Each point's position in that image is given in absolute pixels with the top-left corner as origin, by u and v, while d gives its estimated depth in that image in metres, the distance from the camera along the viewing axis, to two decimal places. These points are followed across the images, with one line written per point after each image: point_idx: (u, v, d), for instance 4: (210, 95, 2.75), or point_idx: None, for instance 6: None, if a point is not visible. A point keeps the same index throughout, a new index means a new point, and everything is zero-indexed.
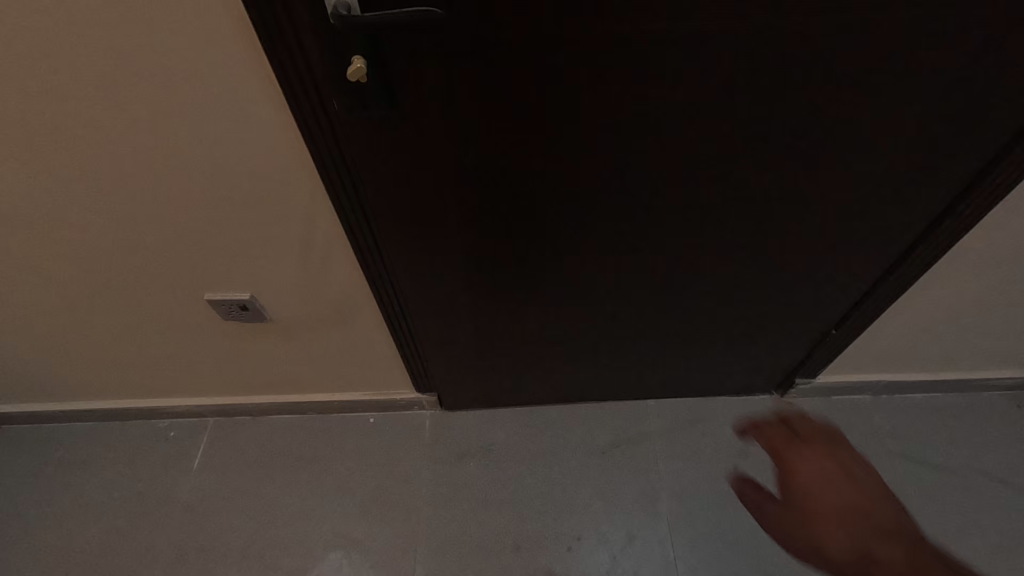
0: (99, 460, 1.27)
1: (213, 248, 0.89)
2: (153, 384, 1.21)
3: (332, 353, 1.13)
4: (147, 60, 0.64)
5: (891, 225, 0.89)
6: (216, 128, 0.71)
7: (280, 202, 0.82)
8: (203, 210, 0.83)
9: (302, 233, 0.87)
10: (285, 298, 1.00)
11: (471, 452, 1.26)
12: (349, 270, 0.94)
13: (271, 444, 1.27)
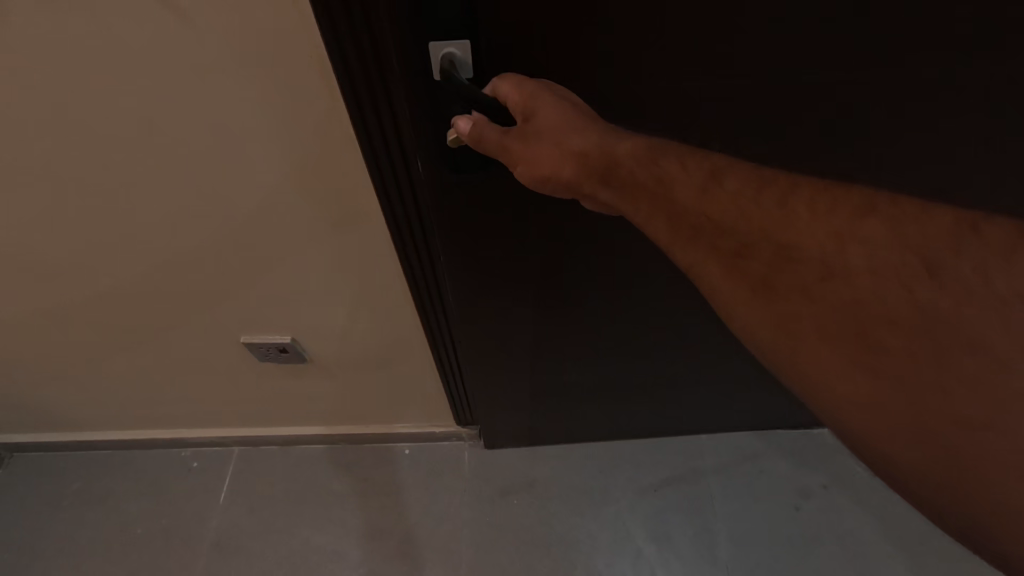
0: (119, 493, 1.19)
1: (253, 284, 0.81)
2: (177, 416, 1.13)
3: (371, 389, 1.06)
4: (196, 94, 0.56)
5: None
6: (271, 162, 0.63)
7: (332, 240, 0.74)
8: (244, 248, 0.75)
9: (353, 271, 0.80)
10: (327, 336, 0.92)
11: (514, 489, 1.18)
12: (399, 306, 0.87)
13: (301, 478, 1.20)
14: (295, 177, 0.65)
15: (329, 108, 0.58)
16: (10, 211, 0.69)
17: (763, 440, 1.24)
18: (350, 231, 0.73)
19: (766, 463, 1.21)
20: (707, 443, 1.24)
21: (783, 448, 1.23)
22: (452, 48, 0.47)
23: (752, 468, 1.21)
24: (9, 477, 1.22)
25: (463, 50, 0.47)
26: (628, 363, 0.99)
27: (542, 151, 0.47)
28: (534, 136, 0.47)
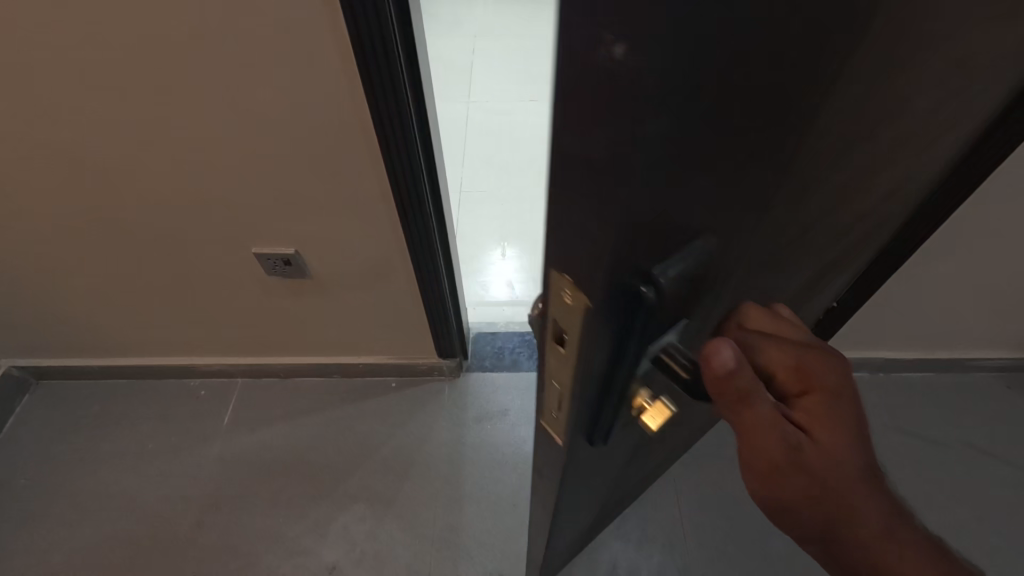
0: (134, 415, 1.33)
1: (267, 203, 0.97)
2: (191, 341, 1.29)
3: (363, 314, 1.21)
4: (231, 26, 0.72)
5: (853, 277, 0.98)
6: (288, 82, 0.79)
7: (332, 162, 0.90)
8: (259, 169, 0.91)
9: (350, 194, 0.95)
10: (326, 257, 1.08)
11: (489, 416, 1.32)
12: (388, 230, 1.02)
13: (298, 403, 1.34)
14: (308, 98, 0.81)
15: (335, 36, 0.73)
16: (73, 126, 0.84)
17: None
18: (349, 152, 0.88)
19: None
20: None
21: None
22: (667, 341, 0.39)
23: None
24: (36, 399, 1.36)
25: (674, 334, 0.40)
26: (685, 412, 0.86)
27: (802, 486, 0.39)
28: (790, 469, 0.39)
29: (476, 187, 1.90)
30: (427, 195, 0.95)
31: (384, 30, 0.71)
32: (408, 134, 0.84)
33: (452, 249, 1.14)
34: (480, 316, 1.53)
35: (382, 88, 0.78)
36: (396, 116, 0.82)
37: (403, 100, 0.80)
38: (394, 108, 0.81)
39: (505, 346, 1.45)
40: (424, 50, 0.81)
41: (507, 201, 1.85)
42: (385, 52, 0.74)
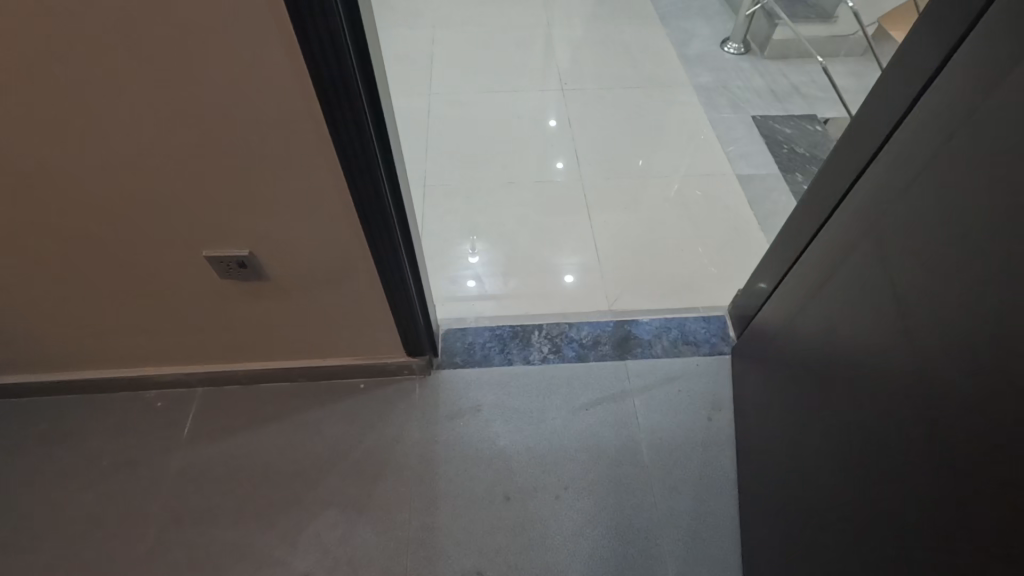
0: (87, 432, 1.26)
1: (220, 204, 0.92)
2: (145, 352, 1.23)
3: (327, 316, 1.18)
4: (165, 24, 0.67)
5: (820, 254, 1.00)
6: (234, 79, 0.74)
7: (286, 163, 0.86)
8: (209, 172, 0.86)
9: (306, 194, 0.92)
10: (283, 258, 1.04)
11: (461, 413, 1.31)
12: (347, 229, 0.99)
13: (261, 410, 1.30)
14: (254, 91, 0.75)
15: (277, 24, 0.68)
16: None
17: (681, 361, 1.40)
18: (302, 146, 0.84)
19: (683, 383, 1.36)
20: (634, 369, 1.38)
21: (698, 370, 1.38)
22: None
23: (672, 386, 1.35)
24: None
25: None
26: (789, 385, 1.04)
27: None
28: None
29: (441, 182, 1.86)
30: (386, 191, 0.92)
31: (328, 16, 0.67)
32: (362, 126, 0.81)
33: (415, 246, 1.12)
34: (449, 312, 1.51)
35: (333, 79, 0.74)
36: (350, 109, 0.78)
37: (355, 90, 0.76)
38: (347, 100, 0.77)
39: (475, 341, 1.43)
40: (372, 36, 0.78)
41: (473, 195, 1.83)
42: (331, 39, 0.70)
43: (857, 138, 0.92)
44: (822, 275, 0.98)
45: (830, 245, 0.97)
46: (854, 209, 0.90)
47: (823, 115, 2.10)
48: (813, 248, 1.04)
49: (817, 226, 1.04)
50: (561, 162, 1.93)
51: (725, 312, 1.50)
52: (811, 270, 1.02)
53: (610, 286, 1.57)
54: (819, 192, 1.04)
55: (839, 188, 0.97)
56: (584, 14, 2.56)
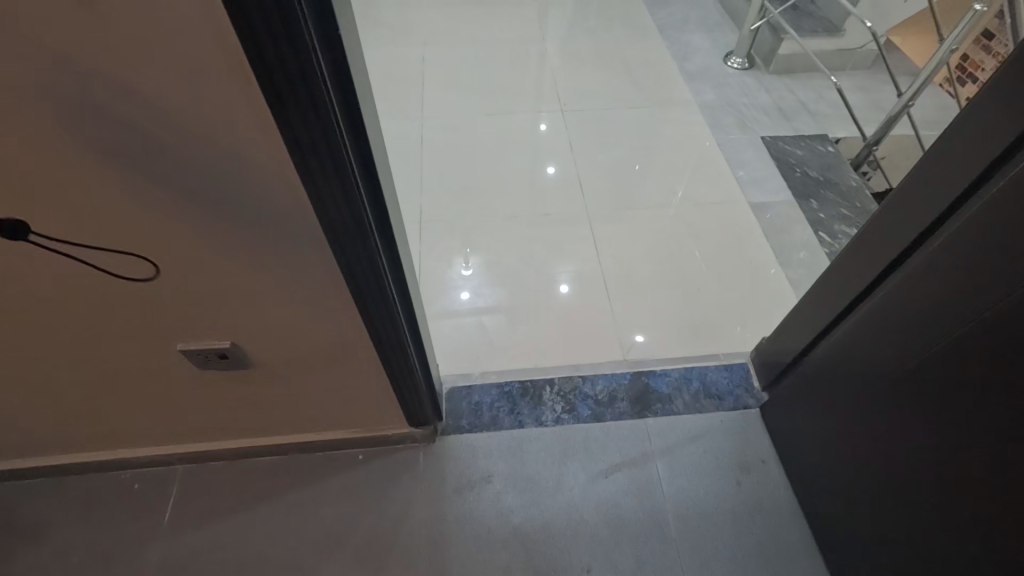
0: (55, 521, 1.14)
1: (196, 293, 0.81)
2: (117, 433, 1.11)
3: (321, 392, 1.07)
4: (115, 126, 0.55)
5: (886, 321, 0.92)
6: (204, 179, 0.62)
7: (270, 254, 0.75)
8: (180, 262, 0.75)
9: (294, 281, 0.81)
10: (268, 339, 0.93)
11: (470, 484, 1.20)
12: (342, 311, 0.88)
13: (250, 489, 1.18)
14: (224, 184, 0.63)
15: (247, 122, 0.55)
16: None
17: (704, 419, 1.30)
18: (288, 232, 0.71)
19: (708, 443, 1.26)
20: (654, 429, 1.28)
21: (723, 427, 1.29)
22: None
23: (696, 446, 1.26)
24: None
25: None
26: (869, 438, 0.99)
27: None
28: None
29: (437, 217, 1.74)
30: (387, 272, 0.80)
31: (316, 99, 0.54)
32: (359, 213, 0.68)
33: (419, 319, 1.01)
34: (451, 366, 1.39)
35: (324, 168, 0.61)
36: (347, 197, 0.65)
37: (350, 177, 0.63)
38: (341, 188, 0.64)
39: (482, 401, 1.32)
40: (368, 109, 0.64)
41: (471, 230, 1.71)
42: (320, 125, 0.56)
43: (917, 197, 0.85)
44: (890, 339, 0.91)
45: (892, 307, 0.90)
46: (929, 278, 0.83)
47: (834, 134, 2.01)
48: (869, 307, 0.97)
49: (872, 282, 0.97)
50: (552, 166, 1.90)
51: (746, 359, 1.41)
52: (873, 333, 0.94)
53: (621, 331, 1.46)
54: (869, 248, 0.97)
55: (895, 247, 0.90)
56: (580, 27, 2.45)
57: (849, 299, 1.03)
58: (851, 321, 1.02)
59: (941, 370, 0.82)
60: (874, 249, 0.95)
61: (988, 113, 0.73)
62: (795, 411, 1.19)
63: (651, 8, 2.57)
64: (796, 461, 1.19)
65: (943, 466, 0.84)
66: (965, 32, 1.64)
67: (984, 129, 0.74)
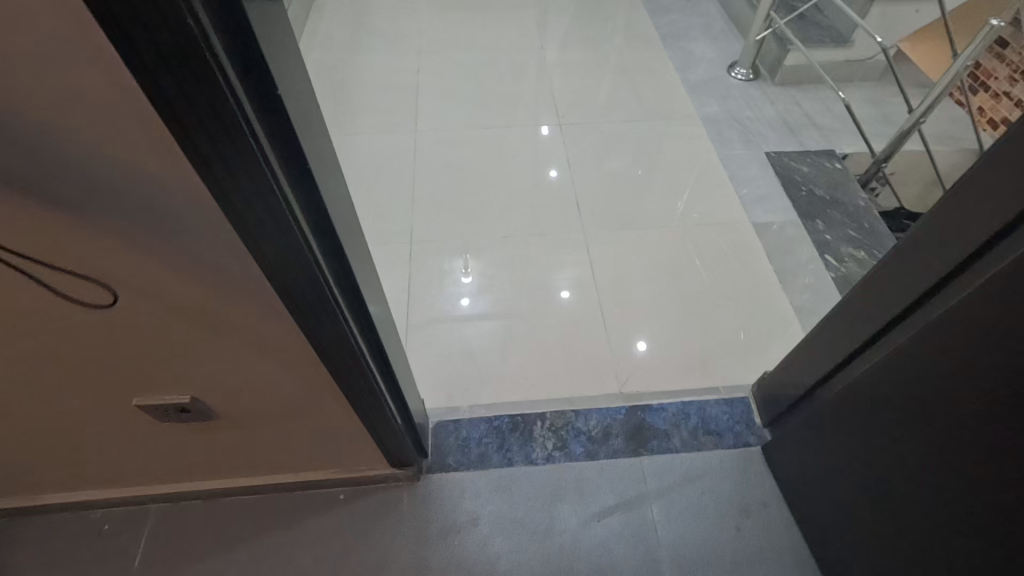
0: (21, 565, 1.09)
1: (147, 367, 0.73)
2: (83, 477, 1.05)
3: (295, 441, 1.00)
4: (21, 214, 0.48)
5: (895, 367, 0.86)
6: (136, 264, 0.54)
7: (223, 333, 0.67)
8: (121, 340, 0.67)
9: (254, 356, 0.73)
10: (236, 396, 0.82)
11: (457, 527, 1.14)
12: (312, 380, 0.80)
13: (225, 531, 1.13)
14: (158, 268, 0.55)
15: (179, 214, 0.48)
16: None
17: (703, 458, 1.24)
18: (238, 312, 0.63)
19: (706, 484, 1.20)
20: (650, 468, 1.22)
21: (722, 467, 1.22)
22: None
23: (694, 488, 1.20)
24: None
25: None
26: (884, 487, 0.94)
27: None
28: None
29: (429, 236, 1.68)
30: (360, 343, 0.72)
31: (259, 179, 0.45)
32: (323, 288, 0.60)
33: (400, 373, 0.94)
34: (438, 398, 1.34)
35: (277, 248, 0.52)
36: (307, 274, 0.57)
37: (309, 254, 0.55)
38: (300, 267, 0.55)
39: (470, 437, 1.26)
40: (330, 173, 0.56)
41: (463, 250, 1.65)
42: (268, 204, 0.48)
43: (931, 242, 0.80)
44: (904, 388, 0.85)
45: (901, 351, 0.84)
46: (941, 331, 0.77)
47: (841, 150, 1.94)
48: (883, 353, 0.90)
49: (884, 324, 0.91)
50: (555, 170, 1.87)
51: (748, 393, 1.35)
52: (884, 380, 0.88)
53: (618, 362, 1.40)
54: (881, 290, 0.91)
55: (909, 292, 0.85)
56: (580, 36, 2.39)
57: (860, 340, 0.97)
58: (865, 366, 0.95)
59: (959, 425, 0.77)
60: (891, 294, 0.89)
61: (1006, 161, 0.68)
62: (801, 453, 1.13)
63: (654, 15, 2.50)
64: (803, 502, 1.14)
65: (971, 521, 0.78)
66: (980, 47, 1.57)
67: (998, 179, 0.69)
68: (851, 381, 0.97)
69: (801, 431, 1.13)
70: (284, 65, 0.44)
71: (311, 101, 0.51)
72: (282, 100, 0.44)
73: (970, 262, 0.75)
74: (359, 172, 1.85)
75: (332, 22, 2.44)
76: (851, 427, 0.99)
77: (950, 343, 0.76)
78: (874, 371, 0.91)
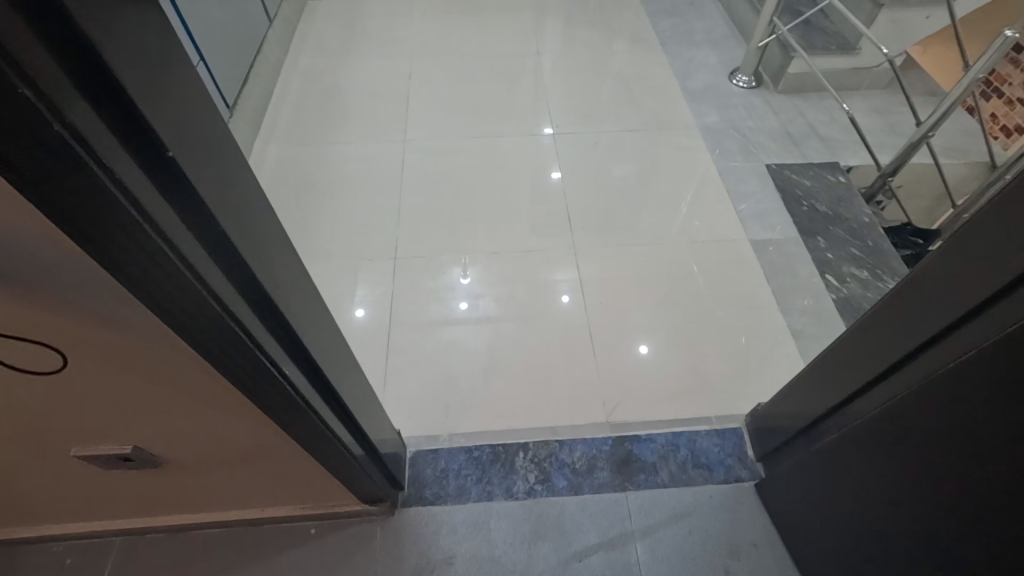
0: None
1: (74, 428, 0.67)
2: (38, 514, 1.01)
3: (254, 486, 0.94)
4: None
5: (890, 417, 0.80)
6: (34, 335, 0.49)
7: (151, 395, 0.61)
8: (37, 406, 0.61)
9: (190, 414, 0.67)
10: (179, 450, 0.76)
11: (431, 566, 1.09)
12: (260, 434, 0.75)
13: (190, 567, 1.08)
14: (60, 337, 0.49)
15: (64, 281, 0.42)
16: None
17: (691, 493, 1.18)
18: (161, 374, 0.57)
19: (693, 522, 1.15)
20: (635, 504, 1.17)
21: (711, 504, 1.17)
22: None
23: (681, 526, 1.14)
24: None
25: None
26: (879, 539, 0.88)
27: None
28: None
29: (414, 252, 1.62)
30: (304, 399, 0.67)
31: (156, 250, 0.40)
32: (250, 353, 0.54)
33: (361, 412, 0.88)
34: (417, 425, 1.29)
35: (192, 319, 0.47)
36: (231, 340, 0.51)
37: (230, 321, 0.49)
38: (221, 334, 0.50)
39: (448, 467, 1.21)
40: (261, 229, 0.51)
41: (449, 266, 1.59)
42: (173, 278, 0.43)
43: (924, 294, 0.73)
44: (897, 442, 0.79)
45: (897, 402, 0.78)
46: (942, 392, 0.70)
47: (846, 162, 1.87)
48: (878, 402, 0.84)
49: (877, 374, 0.84)
50: (557, 170, 1.85)
51: (741, 423, 1.28)
52: (882, 433, 0.82)
53: (606, 388, 1.35)
54: (871, 337, 0.84)
55: (901, 343, 0.78)
56: (577, 41, 2.32)
57: (852, 386, 0.89)
58: (856, 413, 0.89)
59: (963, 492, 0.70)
60: (882, 342, 0.82)
61: (1005, 216, 0.60)
62: (794, 494, 1.07)
63: (654, 19, 2.43)
64: (796, 545, 1.08)
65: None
66: (996, 57, 1.49)
67: (996, 234, 0.62)
68: (845, 429, 0.91)
69: (793, 471, 1.06)
70: (185, 126, 0.39)
71: (237, 156, 0.47)
72: (179, 164, 0.39)
73: (964, 317, 0.68)
74: (345, 183, 1.80)
75: (324, 25, 2.38)
76: (845, 473, 0.92)
77: (942, 397, 0.70)
78: (868, 423, 0.85)
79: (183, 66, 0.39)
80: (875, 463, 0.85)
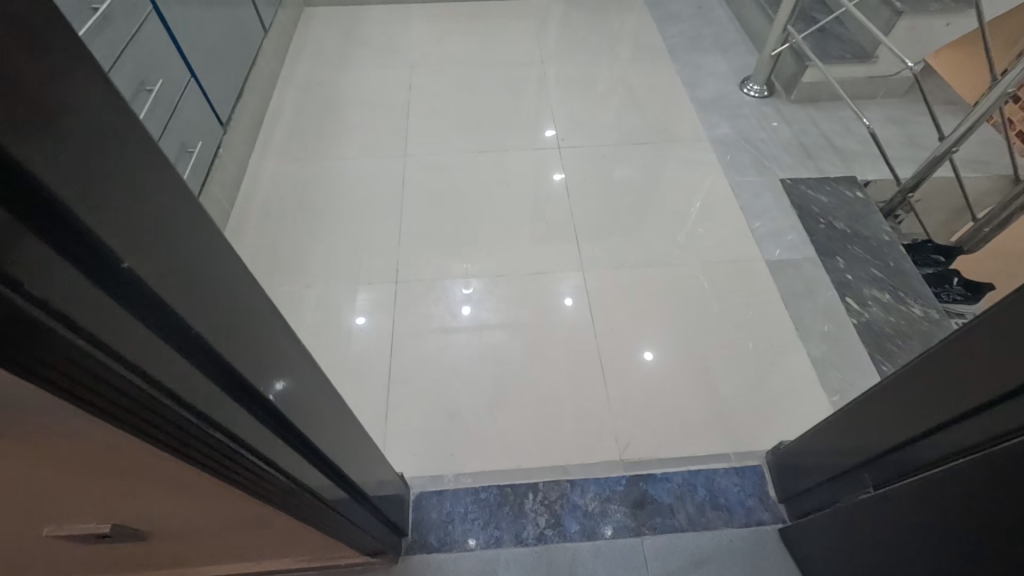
0: None
1: (37, 522, 0.58)
2: None
3: (249, 551, 0.86)
4: None
5: (932, 486, 0.73)
6: None
7: (123, 493, 0.54)
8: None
9: (172, 504, 0.59)
10: (164, 526, 0.68)
11: None
12: (247, 514, 0.67)
13: None
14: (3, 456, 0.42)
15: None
16: None
17: (711, 539, 1.12)
18: (139, 480, 0.50)
19: (714, 570, 1.08)
20: (652, 551, 1.10)
21: (732, 550, 1.10)
22: None
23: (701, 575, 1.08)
24: None
25: None
26: None
27: None
28: None
29: (415, 275, 1.56)
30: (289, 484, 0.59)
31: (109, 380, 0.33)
32: (237, 457, 0.48)
33: (355, 472, 0.81)
34: (421, 464, 1.23)
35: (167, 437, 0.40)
36: (214, 450, 0.45)
37: (212, 432, 0.43)
38: (203, 447, 0.44)
39: (453, 511, 1.15)
40: (242, 320, 0.45)
41: (451, 290, 1.53)
42: (141, 401, 0.36)
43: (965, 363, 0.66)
44: (934, 512, 0.73)
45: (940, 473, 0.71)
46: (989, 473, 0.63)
47: (862, 176, 1.80)
48: (914, 466, 0.77)
49: (910, 436, 0.77)
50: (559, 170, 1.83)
51: (761, 461, 1.22)
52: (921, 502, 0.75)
53: (618, 423, 1.29)
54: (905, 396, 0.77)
55: (937, 408, 0.71)
56: (582, 48, 2.25)
57: (885, 444, 0.82)
58: (886, 471, 0.83)
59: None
60: (916, 402, 0.75)
61: None
62: (822, 545, 1.00)
63: (661, 25, 2.35)
64: None
65: None
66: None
67: None
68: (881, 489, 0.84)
69: (821, 521, 1.00)
70: (148, 222, 0.33)
71: (217, 239, 0.41)
72: (137, 273, 0.32)
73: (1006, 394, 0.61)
74: (344, 201, 1.73)
75: (321, 34, 2.32)
76: (878, 533, 0.85)
77: (983, 471, 0.64)
78: (906, 488, 0.78)
79: (151, 150, 0.33)
80: (912, 529, 0.78)
